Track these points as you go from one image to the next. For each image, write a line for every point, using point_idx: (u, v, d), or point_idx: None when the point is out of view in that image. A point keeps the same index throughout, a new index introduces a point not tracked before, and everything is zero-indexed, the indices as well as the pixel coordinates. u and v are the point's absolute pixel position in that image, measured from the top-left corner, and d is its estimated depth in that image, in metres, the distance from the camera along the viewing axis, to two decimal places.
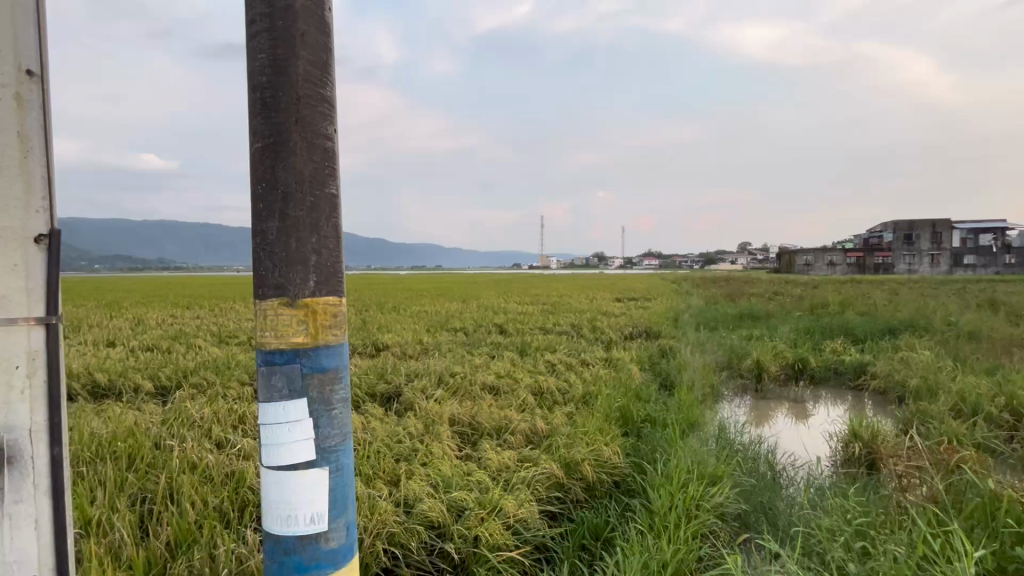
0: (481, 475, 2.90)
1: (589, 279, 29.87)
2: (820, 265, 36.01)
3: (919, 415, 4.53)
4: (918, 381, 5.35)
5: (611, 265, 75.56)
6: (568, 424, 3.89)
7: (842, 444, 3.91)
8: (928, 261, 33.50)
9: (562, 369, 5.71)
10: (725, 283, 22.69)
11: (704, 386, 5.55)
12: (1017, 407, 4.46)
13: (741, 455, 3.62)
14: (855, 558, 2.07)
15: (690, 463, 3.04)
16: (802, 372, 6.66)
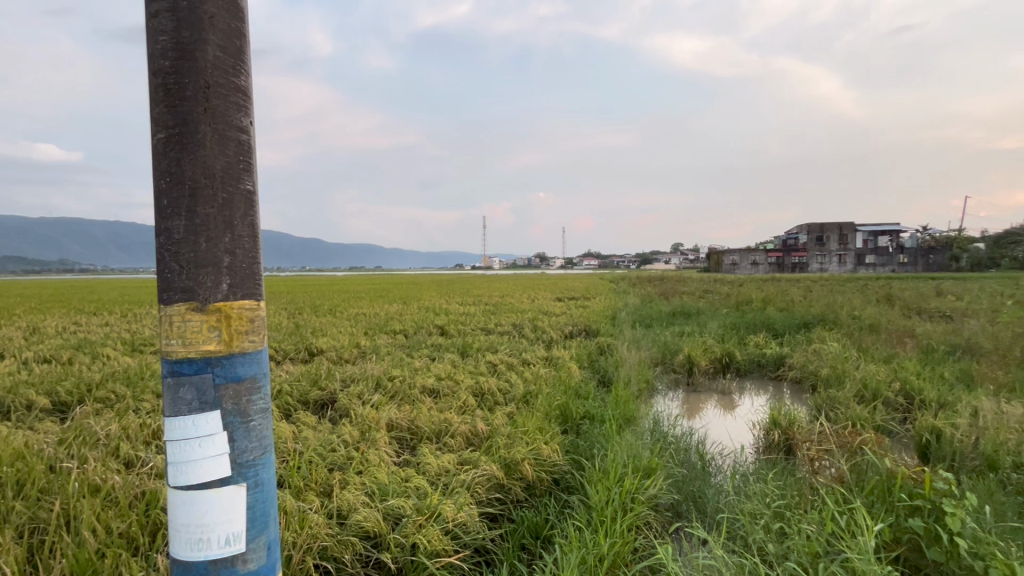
0: (420, 481, 2.84)
1: (530, 279, 30.12)
2: (744, 265, 38.46)
3: (829, 402, 4.94)
4: (828, 370, 5.84)
5: (552, 266, 77.05)
6: (509, 425, 3.89)
7: (764, 432, 4.18)
8: (837, 260, 36.71)
9: (503, 370, 5.72)
10: (658, 282, 23.76)
11: (640, 381, 5.76)
12: (909, 391, 4.97)
13: (673, 447, 3.78)
14: (773, 539, 2.21)
15: (626, 458, 3.14)
16: (728, 365, 7.08)
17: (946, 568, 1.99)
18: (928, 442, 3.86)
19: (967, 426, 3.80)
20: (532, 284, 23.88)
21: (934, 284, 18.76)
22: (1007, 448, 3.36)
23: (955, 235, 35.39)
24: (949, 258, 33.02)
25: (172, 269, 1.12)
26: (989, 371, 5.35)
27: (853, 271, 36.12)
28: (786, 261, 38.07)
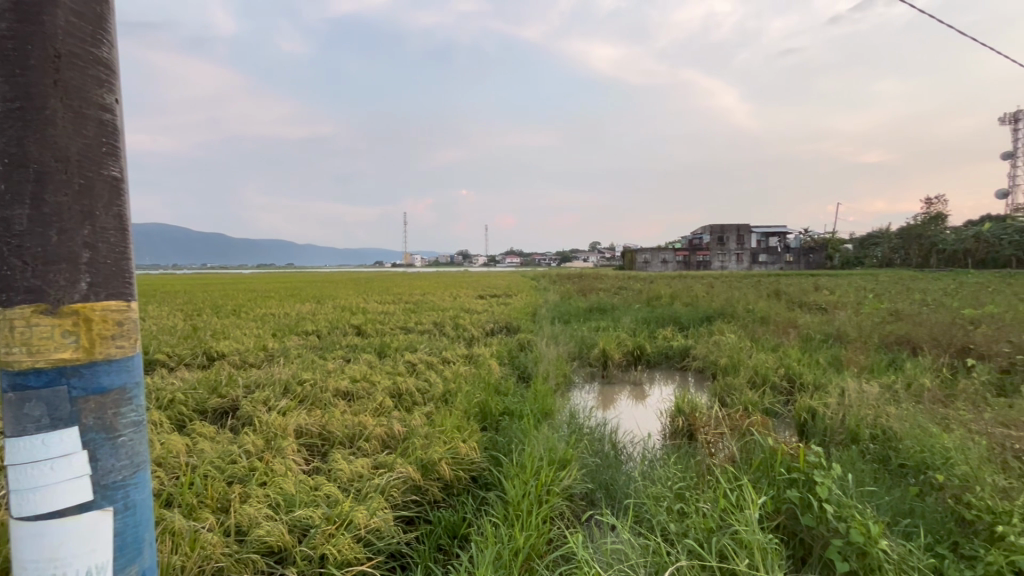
0: (330, 488, 2.71)
1: (452, 278, 29.95)
2: (656, 263, 40.92)
3: (726, 389, 5.39)
4: (726, 359, 6.38)
5: (475, 263, 77.07)
6: (425, 425, 3.83)
7: (670, 419, 4.47)
8: (735, 259, 40.21)
9: (423, 369, 5.61)
10: (576, 279, 24.62)
11: (558, 376, 5.92)
12: (792, 375, 5.57)
13: (587, 438, 3.93)
14: (674, 518, 2.37)
15: (541, 451, 3.21)
16: (639, 358, 7.49)
17: (817, 531, 2.26)
18: (805, 420, 4.35)
19: (835, 404, 4.32)
20: (455, 282, 23.71)
21: (815, 280, 21.09)
22: (866, 423, 3.88)
23: (830, 237, 40.15)
24: (825, 257, 37.43)
25: (12, 265, 0.95)
26: (853, 355, 6.14)
27: (749, 268, 39.73)
28: (692, 260, 41.02)
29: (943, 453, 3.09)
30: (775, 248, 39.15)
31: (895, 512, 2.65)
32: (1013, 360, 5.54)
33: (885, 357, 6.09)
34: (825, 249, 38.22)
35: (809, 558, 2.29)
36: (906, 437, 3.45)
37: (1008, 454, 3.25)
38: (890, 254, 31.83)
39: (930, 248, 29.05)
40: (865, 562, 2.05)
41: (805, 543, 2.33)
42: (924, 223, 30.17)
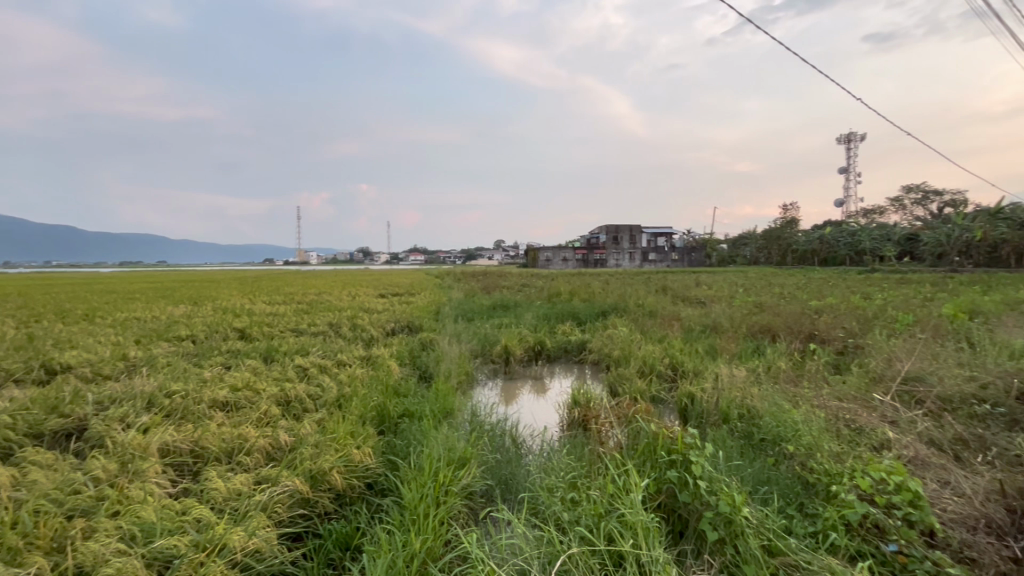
0: (201, 511, 2.43)
1: (350, 276, 28.47)
2: (557, 261, 42.51)
3: (618, 379, 5.74)
4: (618, 351, 6.79)
5: (376, 261, 74.29)
6: (316, 433, 3.59)
7: (567, 410, 4.65)
8: (628, 257, 43.09)
9: (315, 373, 5.27)
10: (479, 278, 24.65)
11: (460, 374, 5.90)
12: (675, 363, 6.07)
13: (488, 435, 3.95)
14: (567, 507, 2.45)
15: (440, 451, 3.16)
16: (540, 353, 7.71)
17: (691, 506, 2.47)
18: (685, 405, 4.76)
19: (710, 389, 4.79)
20: (356, 280, 22.63)
21: (695, 276, 23.14)
22: (735, 403, 4.33)
23: (708, 238, 44.57)
24: (704, 256, 41.49)
25: None
26: (725, 343, 6.86)
27: (640, 265, 42.75)
28: (590, 258, 43.18)
29: (792, 426, 3.56)
30: (663, 248, 42.53)
31: (756, 482, 2.98)
32: (846, 343, 6.56)
33: (750, 344, 6.87)
34: (704, 248, 42.34)
35: (685, 531, 2.50)
36: (766, 414, 3.91)
37: (841, 424, 3.84)
38: (755, 253, 36.17)
39: (786, 248, 33.43)
40: (731, 530, 2.28)
41: (682, 517, 2.54)
42: (781, 227, 34.66)
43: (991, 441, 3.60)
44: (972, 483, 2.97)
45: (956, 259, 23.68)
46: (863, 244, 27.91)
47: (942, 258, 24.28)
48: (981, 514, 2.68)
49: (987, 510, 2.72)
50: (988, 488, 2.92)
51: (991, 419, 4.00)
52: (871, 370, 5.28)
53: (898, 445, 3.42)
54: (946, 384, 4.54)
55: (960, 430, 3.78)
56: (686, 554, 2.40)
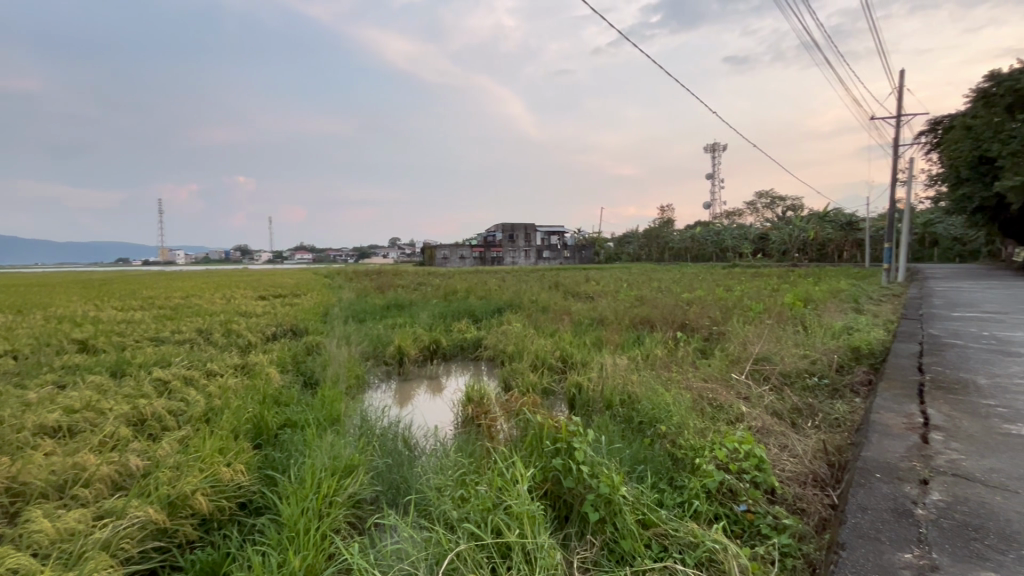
0: (18, 560, 2.03)
1: (223, 276, 25.64)
2: (454, 259, 42.34)
3: (511, 374, 5.88)
4: (512, 347, 6.96)
5: (256, 260, 68.11)
6: (176, 454, 3.18)
7: (461, 408, 4.66)
8: (524, 255, 44.30)
9: (178, 386, 4.68)
10: (371, 277, 23.63)
11: (349, 378, 5.61)
12: (564, 356, 6.37)
13: (377, 440, 3.81)
14: (457, 505, 2.45)
15: (323, 461, 2.98)
16: (435, 352, 7.63)
17: (575, 490, 2.60)
18: (574, 395, 5.02)
19: (596, 378, 5.09)
20: (232, 282, 20.59)
21: (585, 273, 24.38)
22: (617, 390, 4.64)
23: (597, 236, 47.44)
24: (593, 254, 44.05)
25: None
26: (610, 335, 7.34)
27: (535, 263, 44.19)
28: (486, 256, 43.58)
29: (664, 408, 3.92)
30: (556, 246, 44.41)
31: (633, 461, 3.23)
32: (710, 330, 7.37)
33: (632, 334, 7.43)
34: (592, 246, 44.91)
35: (570, 515, 2.62)
36: (643, 399, 4.25)
37: (705, 402, 4.30)
38: (638, 251, 39.20)
39: (663, 246, 36.70)
40: (610, 509, 2.44)
41: (567, 502, 2.66)
42: (659, 227, 37.96)
43: (817, 409, 4.28)
44: (804, 445, 3.51)
45: (795, 255, 28.45)
46: (725, 242, 31.58)
47: (786, 255, 28.66)
48: (810, 470, 3.17)
49: (814, 467, 3.22)
50: (815, 448, 3.46)
51: (819, 390, 4.76)
52: (730, 353, 5.99)
53: (749, 418, 3.92)
54: (786, 362, 5.30)
55: (795, 401, 4.44)
56: (570, 536, 2.53)
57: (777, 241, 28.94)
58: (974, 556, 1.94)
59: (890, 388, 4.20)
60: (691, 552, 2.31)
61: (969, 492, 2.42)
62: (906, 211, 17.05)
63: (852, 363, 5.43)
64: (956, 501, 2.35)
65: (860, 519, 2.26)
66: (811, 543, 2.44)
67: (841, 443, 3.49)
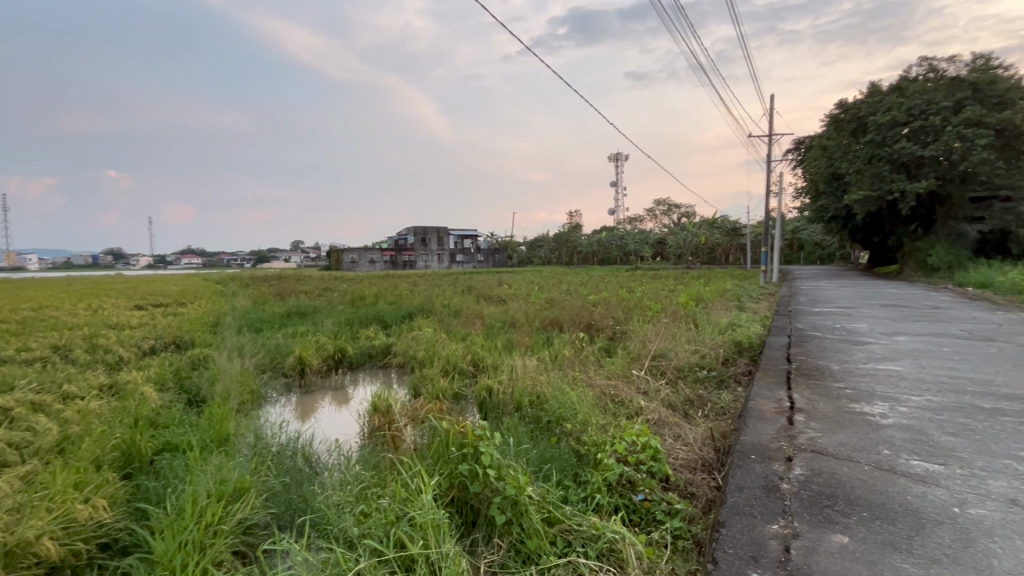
0: None
1: (88, 284, 22.36)
2: (363, 263, 40.72)
3: (421, 381, 5.78)
4: (422, 353, 6.84)
5: (131, 265, 60.47)
6: (16, 493, 2.69)
7: (367, 418, 4.48)
8: (436, 259, 43.85)
9: (23, 413, 3.99)
10: (270, 282, 21.98)
11: (242, 394, 5.16)
12: (475, 359, 6.37)
13: (273, 459, 3.53)
14: (358, 521, 2.33)
15: (206, 486, 2.70)
16: (341, 361, 7.29)
17: (482, 495, 2.59)
18: (484, 399, 5.05)
19: (506, 381, 5.15)
20: (98, 290, 18.00)
21: (497, 276, 24.59)
22: (526, 391, 4.73)
23: (509, 240, 48.23)
24: (506, 258, 44.70)
25: None
26: (520, 337, 7.47)
27: (448, 267, 43.85)
28: (398, 260, 42.41)
29: (570, 408, 4.06)
30: (469, 250, 44.46)
31: (540, 460, 3.30)
32: (614, 330, 7.79)
33: (542, 336, 7.64)
34: (505, 250, 45.59)
35: (477, 520, 2.61)
36: (551, 398, 4.38)
37: (608, 398, 4.53)
38: (549, 254, 40.40)
39: (572, 250, 38.18)
40: (516, 510, 2.47)
41: (473, 508, 2.64)
42: (568, 231, 39.42)
43: (706, 399, 4.68)
44: (694, 433, 3.81)
45: (689, 258, 31.04)
46: (628, 247, 33.60)
47: (681, 259, 31.17)
48: (699, 457, 3.45)
49: (703, 453, 3.51)
50: (704, 435, 3.78)
51: (707, 382, 5.21)
52: (631, 350, 6.37)
53: (647, 411, 4.19)
54: (680, 357, 5.74)
55: (688, 392, 4.82)
56: (477, 541, 2.52)
57: (673, 245, 31.38)
58: (827, 521, 2.22)
59: (765, 377, 4.72)
60: (593, 544, 2.40)
61: (825, 466, 2.78)
62: (778, 219, 19.28)
63: (735, 355, 6.02)
64: (814, 475, 2.67)
65: (738, 498, 2.49)
66: (699, 524, 2.65)
67: (725, 430, 3.84)
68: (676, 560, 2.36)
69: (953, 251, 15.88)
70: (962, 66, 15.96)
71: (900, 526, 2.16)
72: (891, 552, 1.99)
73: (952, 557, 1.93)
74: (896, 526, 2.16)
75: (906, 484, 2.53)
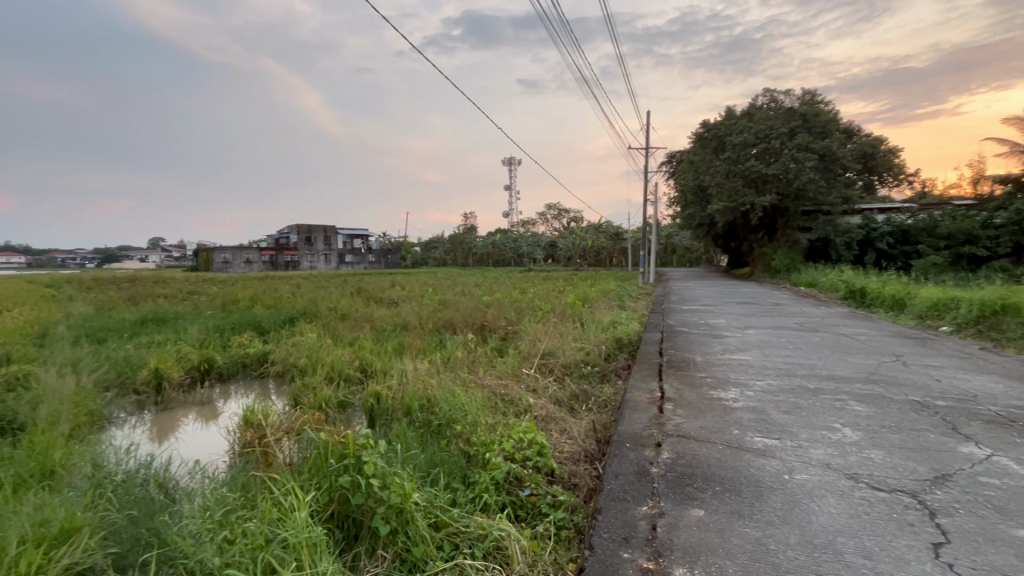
0: None
1: None
2: (238, 263, 36.96)
3: (302, 391, 5.40)
4: (304, 360, 6.39)
5: None
6: None
7: (237, 434, 4.06)
8: (323, 259, 41.27)
9: None
10: (118, 285, 18.98)
11: (77, 416, 4.39)
12: (364, 365, 6.11)
13: (115, 490, 3.05)
14: (220, 549, 2.09)
15: (20, 530, 2.24)
16: (207, 373, 6.55)
17: (365, 507, 2.46)
18: (372, 406, 4.87)
19: (395, 386, 5.00)
20: None
21: (389, 278, 23.71)
22: (417, 395, 4.63)
23: (402, 241, 46.98)
24: (399, 259, 43.56)
25: None
26: (412, 340, 7.30)
27: (337, 267, 41.52)
28: (279, 260, 39.13)
29: (460, 409, 4.06)
30: (359, 250, 42.61)
31: (429, 464, 3.23)
32: (506, 330, 7.95)
33: (435, 338, 7.55)
34: (398, 251, 44.41)
35: (359, 533, 2.48)
36: (441, 401, 4.33)
37: (498, 398, 4.60)
38: (444, 256, 40.08)
39: (467, 252, 38.27)
40: (402, 519, 2.40)
41: (356, 521, 2.51)
42: (463, 232, 39.44)
43: (589, 394, 4.96)
44: (578, 427, 4.02)
45: (577, 261, 32.77)
46: (522, 249, 34.57)
47: (570, 261, 32.81)
48: (582, 449, 3.65)
49: (585, 445, 3.72)
50: (587, 428, 4.00)
51: (591, 377, 5.54)
52: (522, 349, 6.55)
53: (535, 408, 4.33)
54: (566, 355, 6.02)
55: (573, 388, 5.07)
56: (360, 556, 2.40)
57: (563, 248, 32.94)
58: (687, 498, 2.47)
59: (640, 370, 5.13)
60: (480, 544, 2.42)
61: (688, 448, 3.09)
62: (654, 226, 21.14)
63: (616, 351, 6.48)
64: (679, 457, 2.96)
65: (613, 484, 2.67)
66: (581, 513, 2.81)
67: (606, 422, 4.11)
68: (559, 550, 2.46)
69: (790, 256, 18.66)
70: (795, 99, 18.78)
71: (744, 496, 2.47)
72: (737, 519, 2.27)
73: (782, 518, 2.26)
74: (742, 496, 2.47)
75: (750, 458, 2.91)
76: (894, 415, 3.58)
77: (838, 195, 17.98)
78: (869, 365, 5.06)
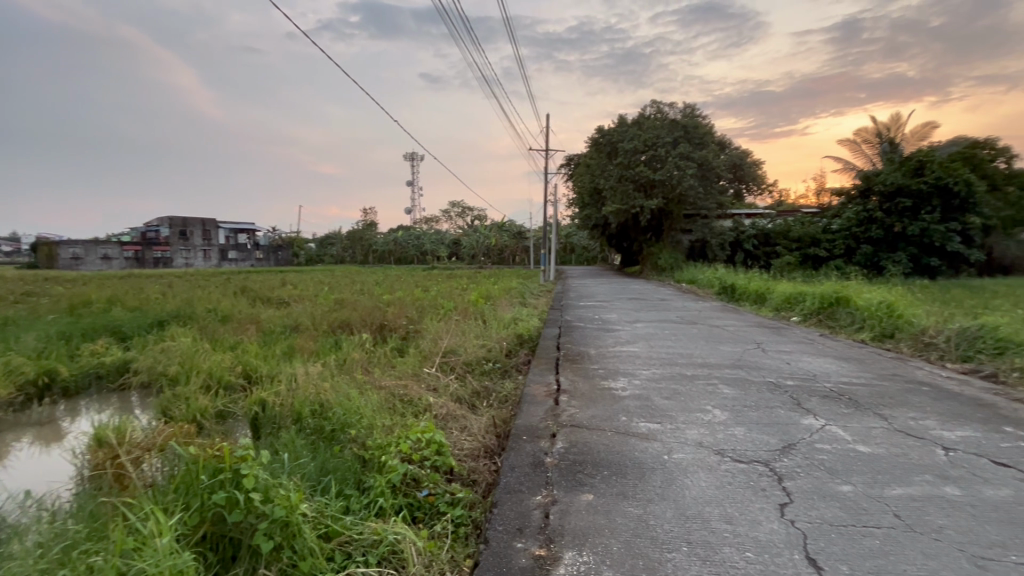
0: None
1: None
2: (92, 259, 31.98)
3: (173, 402, 4.82)
4: (175, 368, 5.70)
5: None
6: None
7: (86, 456, 3.51)
8: (201, 256, 37.17)
9: None
10: None
11: None
12: (248, 371, 5.60)
13: None
14: None
15: None
16: (48, 388, 5.59)
17: (244, 524, 2.25)
18: (256, 415, 4.49)
19: (282, 392, 4.65)
20: None
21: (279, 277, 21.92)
22: (308, 401, 4.34)
23: (295, 237, 43.84)
24: (291, 256, 40.60)
25: None
26: (304, 342, 6.84)
27: (218, 265, 37.64)
28: (146, 256, 34.55)
29: (355, 413, 3.89)
30: (244, 246, 39.00)
31: (319, 473, 3.04)
32: (406, 329, 7.77)
33: (330, 339, 7.16)
34: (290, 248, 41.37)
35: (237, 552, 2.27)
36: (335, 406, 4.11)
37: (397, 398, 4.48)
38: (342, 253, 38.08)
39: (367, 249, 36.72)
40: (287, 533, 2.22)
41: (233, 540, 2.29)
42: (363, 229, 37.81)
43: (490, 390, 5.01)
44: (478, 423, 4.05)
45: (480, 259, 32.96)
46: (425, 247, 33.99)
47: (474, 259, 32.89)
48: (482, 445, 3.68)
49: (485, 441, 3.76)
50: (487, 424, 4.04)
51: (492, 373, 5.61)
52: (423, 348, 6.45)
53: (435, 407, 4.28)
54: (468, 352, 6.03)
55: (474, 385, 5.10)
56: None
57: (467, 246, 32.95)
58: (578, 484, 2.60)
59: (538, 364, 5.30)
60: (374, 550, 2.33)
61: (581, 437, 3.25)
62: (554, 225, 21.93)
63: (516, 347, 6.62)
64: (572, 446, 3.10)
65: (510, 477, 2.72)
66: (478, 509, 2.84)
67: (505, 417, 4.18)
68: (456, 547, 2.46)
69: (673, 255, 20.43)
70: (678, 111, 20.54)
71: (629, 478, 2.65)
72: (621, 500, 2.43)
73: (661, 495, 2.47)
74: (627, 478, 2.66)
75: (635, 442, 3.14)
76: (754, 395, 4.08)
77: (713, 200, 20.03)
78: (736, 352, 5.71)
